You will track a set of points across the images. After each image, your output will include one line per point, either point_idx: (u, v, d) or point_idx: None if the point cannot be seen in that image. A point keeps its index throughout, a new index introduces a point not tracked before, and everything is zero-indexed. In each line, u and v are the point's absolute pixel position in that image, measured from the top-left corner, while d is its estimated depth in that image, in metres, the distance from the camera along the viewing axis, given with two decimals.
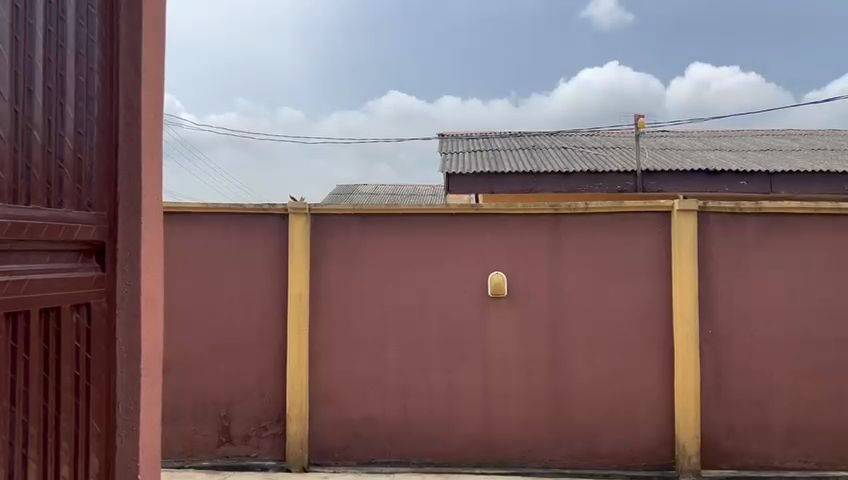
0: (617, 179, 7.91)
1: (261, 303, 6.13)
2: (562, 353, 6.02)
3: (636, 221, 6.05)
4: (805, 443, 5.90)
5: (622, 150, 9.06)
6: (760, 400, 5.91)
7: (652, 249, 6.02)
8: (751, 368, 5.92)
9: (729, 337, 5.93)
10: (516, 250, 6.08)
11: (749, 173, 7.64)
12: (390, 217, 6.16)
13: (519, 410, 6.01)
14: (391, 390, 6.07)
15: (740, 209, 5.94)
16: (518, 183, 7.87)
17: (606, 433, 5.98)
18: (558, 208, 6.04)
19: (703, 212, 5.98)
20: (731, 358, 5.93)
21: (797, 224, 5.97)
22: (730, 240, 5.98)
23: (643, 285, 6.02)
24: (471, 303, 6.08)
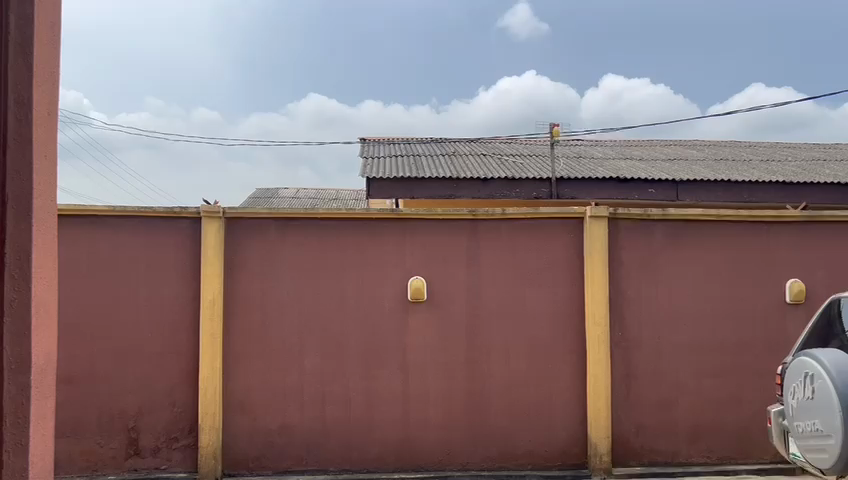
0: (533, 186, 8.09)
1: (172, 310, 5.92)
2: (479, 356, 6.10)
3: (551, 227, 6.21)
4: (707, 439, 6.19)
5: (539, 158, 9.27)
6: (666, 399, 6.17)
7: (566, 254, 6.19)
8: (658, 368, 6.17)
9: (638, 339, 6.17)
10: (434, 256, 6.12)
11: (657, 181, 7.98)
12: (307, 221, 6.07)
13: (437, 415, 6.04)
14: (308, 397, 5.99)
15: (647, 216, 6.19)
16: (438, 189, 7.93)
17: (522, 435, 6.09)
18: (476, 214, 6.12)
19: (613, 218, 6.20)
20: (639, 358, 6.16)
21: (700, 230, 6.27)
22: (639, 245, 6.22)
23: (557, 289, 6.18)
24: (390, 308, 6.07)
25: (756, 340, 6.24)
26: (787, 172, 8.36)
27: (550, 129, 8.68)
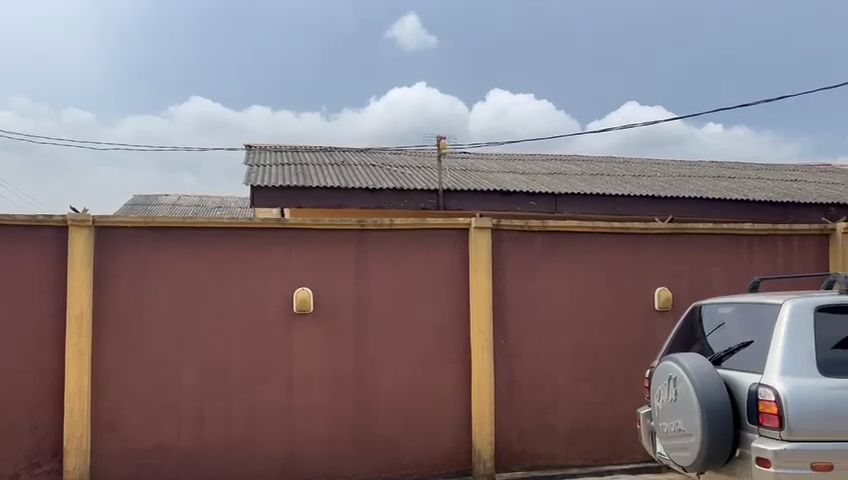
0: (421, 197, 8.18)
1: (34, 325, 5.51)
2: (365, 368, 6.07)
3: (437, 237, 6.30)
4: (584, 441, 6.47)
5: (427, 169, 9.38)
6: (546, 404, 6.39)
7: (452, 264, 6.30)
8: (539, 374, 6.40)
9: (519, 346, 6.37)
10: (321, 266, 6.05)
11: (538, 194, 8.29)
12: (186, 231, 5.84)
13: (322, 427, 5.96)
14: (186, 414, 5.74)
15: (529, 227, 6.41)
16: (325, 199, 7.85)
17: (408, 445, 6.11)
18: (364, 224, 6.11)
19: (497, 229, 6.37)
20: (521, 366, 6.36)
21: (577, 241, 6.57)
22: (521, 255, 6.43)
23: (443, 298, 6.27)
24: (274, 320, 5.94)
25: (627, 345, 6.60)
26: (656, 187, 8.91)
27: (437, 141, 8.83)
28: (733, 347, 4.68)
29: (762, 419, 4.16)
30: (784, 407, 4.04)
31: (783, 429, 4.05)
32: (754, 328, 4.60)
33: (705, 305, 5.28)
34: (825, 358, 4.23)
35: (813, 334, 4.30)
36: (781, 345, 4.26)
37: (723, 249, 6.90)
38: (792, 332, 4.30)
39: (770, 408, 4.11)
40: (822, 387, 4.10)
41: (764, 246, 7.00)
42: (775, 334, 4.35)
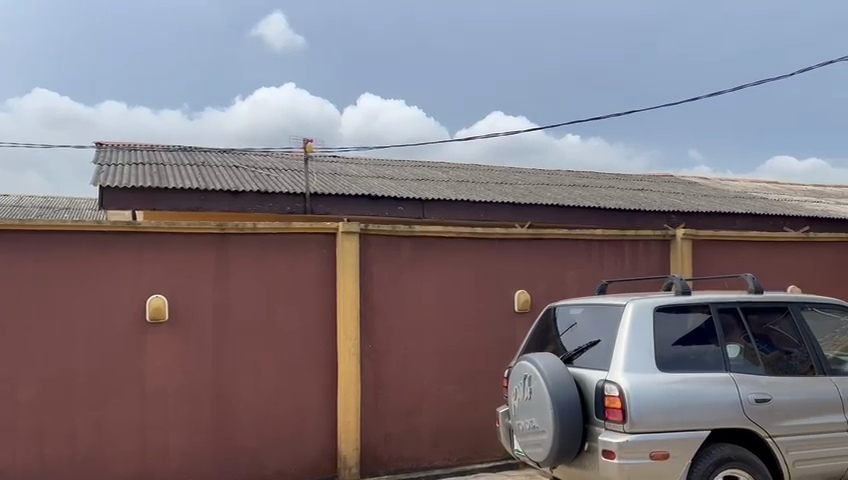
0: (286, 201, 8.01)
1: None
2: (225, 377, 5.85)
3: (302, 241, 6.19)
4: (448, 442, 6.59)
5: (293, 173, 9.21)
6: (411, 407, 6.46)
7: (317, 270, 6.22)
8: (405, 378, 6.45)
9: (385, 351, 6.38)
10: (178, 272, 5.77)
11: (405, 200, 8.37)
12: (25, 234, 5.37)
13: (178, 441, 5.68)
14: (23, 433, 5.27)
15: (395, 232, 6.45)
16: (183, 201, 7.51)
17: (271, 455, 5.95)
18: (224, 228, 5.89)
19: (364, 234, 6.35)
20: (387, 371, 6.38)
21: (442, 246, 6.69)
22: (387, 260, 6.45)
23: (308, 304, 6.17)
24: (125, 329, 5.58)
25: (489, 347, 6.81)
26: (518, 194, 9.27)
27: (304, 144, 8.69)
28: (582, 347, 4.94)
29: (608, 413, 4.43)
30: (627, 401, 4.34)
31: (625, 422, 4.34)
32: (601, 328, 4.88)
33: (559, 307, 5.53)
34: (662, 355, 4.58)
35: (652, 333, 4.64)
36: (625, 344, 4.57)
37: (577, 253, 7.30)
38: (633, 332, 4.61)
39: (615, 403, 4.38)
40: (658, 382, 4.44)
41: (613, 251, 7.48)
42: (619, 334, 4.65)
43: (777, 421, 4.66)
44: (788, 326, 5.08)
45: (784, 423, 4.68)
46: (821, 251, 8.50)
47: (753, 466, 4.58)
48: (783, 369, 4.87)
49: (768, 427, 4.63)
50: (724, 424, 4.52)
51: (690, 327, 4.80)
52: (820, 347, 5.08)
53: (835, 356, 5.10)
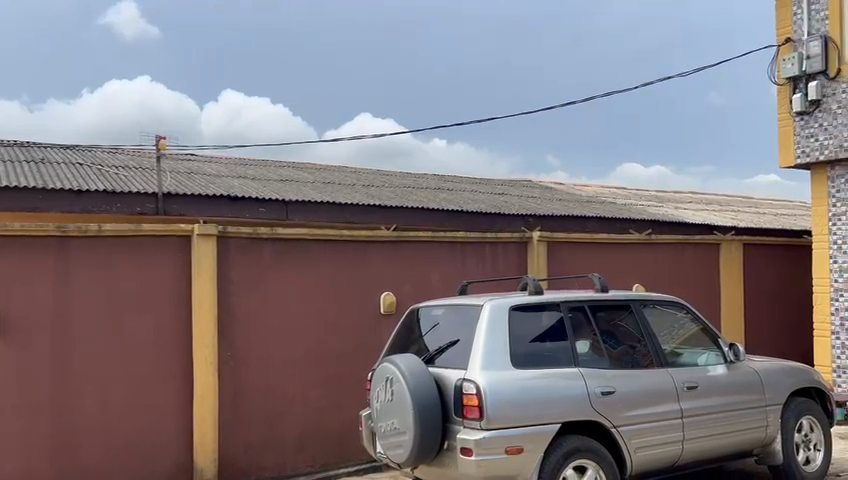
0: (137, 201, 7.56)
1: None
2: (68, 390, 5.43)
3: (154, 244, 5.85)
4: (312, 448, 6.49)
5: (145, 171, 8.71)
6: (274, 414, 6.29)
7: (172, 274, 5.91)
8: (266, 384, 6.28)
9: (246, 358, 6.18)
10: (12, 278, 5.28)
11: (267, 201, 8.17)
12: None
13: (12, 463, 5.19)
14: None
15: (257, 234, 6.25)
16: (17, 201, 6.89)
17: (120, 472, 5.59)
18: (65, 230, 5.45)
19: (222, 236, 6.10)
20: (248, 377, 6.18)
21: (305, 248, 6.56)
22: (247, 263, 6.24)
23: (162, 311, 5.84)
24: None
25: (354, 350, 6.78)
26: (383, 197, 9.30)
27: (157, 142, 8.24)
28: (443, 346, 5.02)
29: (466, 411, 4.54)
30: (484, 399, 4.47)
31: (482, 419, 4.47)
32: (460, 328, 4.99)
33: (422, 307, 5.56)
34: (517, 353, 4.76)
35: (508, 331, 4.80)
36: (482, 343, 4.71)
37: (440, 255, 7.43)
38: (491, 331, 4.76)
39: (473, 401, 4.50)
40: (514, 379, 4.62)
41: (475, 253, 7.69)
42: (477, 332, 4.78)
43: (621, 412, 4.98)
44: (633, 322, 5.43)
45: (628, 413, 5.00)
46: (661, 252, 9.20)
47: (600, 455, 4.86)
48: (627, 363, 5.20)
49: (613, 417, 4.94)
50: (573, 416, 4.77)
51: (543, 325, 5.02)
52: (660, 341, 5.46)
53: (673, 349, 5.51)
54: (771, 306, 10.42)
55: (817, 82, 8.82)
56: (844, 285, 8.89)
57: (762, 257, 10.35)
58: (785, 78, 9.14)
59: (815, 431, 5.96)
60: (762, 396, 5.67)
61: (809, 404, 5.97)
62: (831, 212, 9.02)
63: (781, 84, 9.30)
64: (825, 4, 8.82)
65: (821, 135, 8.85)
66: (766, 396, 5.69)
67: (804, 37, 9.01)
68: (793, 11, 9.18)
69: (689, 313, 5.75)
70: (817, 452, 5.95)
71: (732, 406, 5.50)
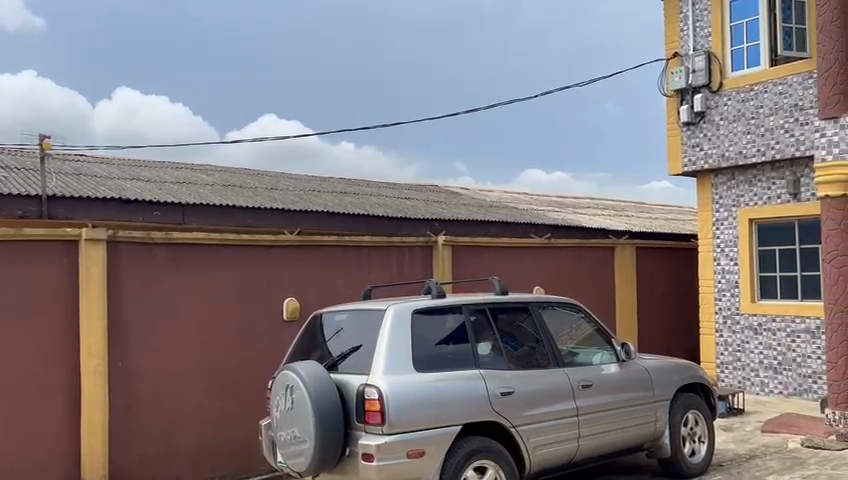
0: (19, 204, 7.10)
1: None
2: None
3: (37, 249, 5.50)
4: (210, 460, 6.27)
5: (28, 172, 8.19)
6: (169, 426, 6.04)
7: (57, 281, 5.57)
8: (161, 394, 6.02)
9: (139, 368, 5.91)
10: None
11: (162, 204, 7.88)
12: None
13: None
14: None
15: (150, 239, 6.00)
16: None
17: None
18: None
19: (112, 240, 5.82)
20: (141, 388, 5.91)
21: (204, 253, 6.35)
22: (141, 269, 5.98)
23: (46, 319, 5.50)
24: None
25: (254, 357, 6.62)
26: (287, 200, 9.14)
27: (41, 141, 7.77)
28: (345, 352, 4.97)
29: (367, 417, 4.52)
30: (385, 403, 4.47)
31: (383, 424, 4.47)
32: (363, 332, 4.96)
33: (325, 314, 5.44)
34: (419, 357, 4.78)
35: (409, 335, 4.82)
36: (384, 348, 4.70)
37: (345, 259, 7.37)
38: (393, 335, 4.76)
39: (374, 406, 4.49)
40: (415, 382, 4.64)
41: (380, 257, 7.68)
42: (379, 337, 4.77)
43: (520, 411, 5.10)
44: (531, 324, 5.56)
45: (526, 412, 5.13)
46: (560, 255, 9.51)
47: (499, 454, 4.95)
48: (525, 364, 5.33)
49: (512, 417, 5.05)
50: (473, 418, 4.84)
51: (445, 329, 5.06)
52: (557, 342, 5.64)
53: (570, 349, 5.70)
54: (662, 306, 10.98)
55: (701, 95, 9.39)
56: (726, 285, 9.49)
57: (654, 260, 10.89)
58: (673, 90, 9.68)
59: (700, 424, 6.32)
60: (651, 392, 5.95)
61: (694, 399, 6.32)
62: (715, 217, 9.60)
63: (669, 95, 9.84)
64: (708, 22, 9.43)
65: (705, 145, 9.42)
66: (655, 393, 5.98)
67: (690, 52, 9.57)
68: (680, 27, 9.74)
69: (585, 314, 5.96)
70: (702, 444, 6.31)
71: (623, 402, 5.74)
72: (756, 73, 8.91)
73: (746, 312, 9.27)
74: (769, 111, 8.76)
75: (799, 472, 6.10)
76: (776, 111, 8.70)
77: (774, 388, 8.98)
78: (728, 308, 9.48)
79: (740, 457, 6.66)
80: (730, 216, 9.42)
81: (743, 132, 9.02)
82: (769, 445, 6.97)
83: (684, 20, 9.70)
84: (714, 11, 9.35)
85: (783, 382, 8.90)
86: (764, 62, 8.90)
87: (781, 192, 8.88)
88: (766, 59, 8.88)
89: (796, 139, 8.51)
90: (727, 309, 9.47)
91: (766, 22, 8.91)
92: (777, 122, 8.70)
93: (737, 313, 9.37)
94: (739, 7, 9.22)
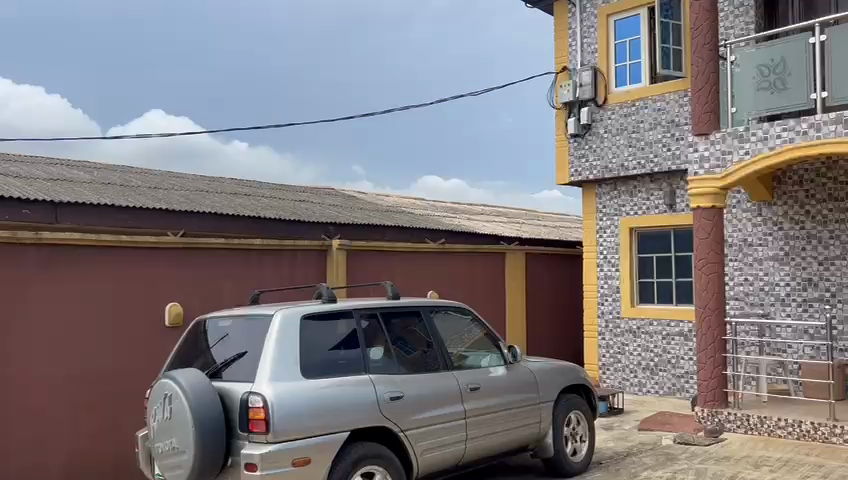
0: None
1: None
2: None
3: None
4: (84, 474, 5.89)
5: None
6: (36, 439, 5.61)
7: None
8: (28, 406, 5.58)
9: (3, 377, 5.46)
10: None
11: (33, 202, 7.35)
12: None
13: None
14: None
15: (17, 239, 5.56)
16: None
17: None
18: None
19: None
20: (5, 399, 5.46)
21: (78, 255, 5.96)
22: (7, 271, 5.54)
23: None
24: None
25: (134, 363, 6.29)
26: (172, 200, 8.77)
27: None
28: (229, 359, 4.81)
29: (251, 425, 4.39)
30: (270, 412, 4.35)
31: (268, 432, 4.34)
32: (248, 338, 4.82)
33: (208, 319, 5.24)
34: (306, 363, 4.69)
35: (297, 341, 4.72)
36: (271, 354, 4.58)
37: (233, 263, 7.15)
38: (280, 341, 4.65)
39: (259, 414, 4.36)
40: (302, 389, 4.55)
41: (271, 260, 7.51)
42: (266, 343, 4.64)
43: (408, 416, 5.10)
44: (421, 328, 5.59)
45: (415, 416, 5.14)
46: (453, 260, 9.65)
47: (387, 459, 4.93)
48: (415, 368, 5.35)
49: (400, 421, 5.04)
50: (361, 424, 4.79)
51: (335, 334, 4.99)
52: (448, 345, 5.69)
53: (460, 352, 5.77)
54: (550, 310, 11.38)
55: (588, 108, 9.81)
56: (608, 290, 9.96)
57: (542, 265, 11.27)
58: (562, 102, 10.07)
59: (581, 424, 6.57)
60: (536, 393, 6.13)
61: (576, 400, 6.55)
62: (598, 225, 10.05)
63: (558, 108, 10.23)
64: (595, 39, 9.86)
65: (590, 157, 9.85)
66: (540, 394, 6.16)
67: (578, 67, 9.98)
68: (569, 43, 10.15)
69: (475, 318, 6.06)
70: (583, 443, 6.55)
71: (510, 404, 5.88)
72: (637, 89, 9.43)
73: (627, 316, 9.73)
74: (649, 126, 9.28)
75: (670, 467, 6.46)
76: (655, 126, 9.23)
77: (651, 388, 9.49)
78: (610, 312, 9.94)
79: (618, 454, 6.99)
80: (612, 224, 9.88)
81: (625, 145, 9.50)
82: (645, 442, 7.35)
83: (573, 36, 10.12)
84: (600, 29, 9.80)
85: (659, 382, 9.42)
86: (645, 79, 9.42)
87: (659, 203, 9.41)
88: (646, 77, 9.40)
89: (673, 154, 9.06)
90: (609, 313, 9.93)
91: (647, 42, 9.42)
92: (655, 137, 9.22)
93: (618, 317, 9.84)
94: (623, 27, 9.71)
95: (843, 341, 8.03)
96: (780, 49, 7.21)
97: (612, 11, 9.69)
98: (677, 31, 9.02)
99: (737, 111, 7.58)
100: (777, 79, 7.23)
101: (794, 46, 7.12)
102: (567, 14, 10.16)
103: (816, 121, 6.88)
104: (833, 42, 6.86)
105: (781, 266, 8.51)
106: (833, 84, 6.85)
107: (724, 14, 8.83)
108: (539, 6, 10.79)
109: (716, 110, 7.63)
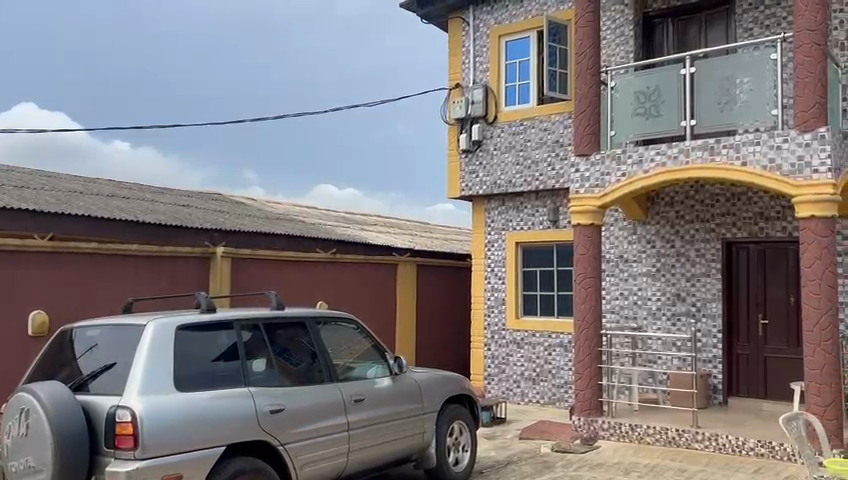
0: None
1: None
2: None
3: None
4: None
5: None
6: None
7: None
8: None
9: None
10: None
11: None
12: None
13: None
14: None
15: None
16: None
17: None
18: None
19: None
20: None
21: None
22: None
23: None
24: None
25: None
26: (42, 201, 8.21)
27: None
28: (96, 371, 4.54)
29: (118, 441, 4.16)
30: (138, 426, 4.14)
31: (136, 448, 4.13)
32: (118, 349, 4.57)
33: (75, 328, 4.92)
34: (181, 375, 4.50)
35: (172, 351, 4.53)
36: (142, 366, 4.36)
37: (106, 268, 6.77)
38: (153, 352, 4.44)
39: (127, 429, 4.14)
40: (175, 402, 4.36)
41: (149, 267, 7.17)
42: (136, 355, 4.42)
43: (289, 429, 5.00)
44: (305, 339, 5.50)
45: (296, 429, 5.05)
46: (343, 270, 9.59)
47: (266, 474, 4.79)
48: (297, 380, 5.25)
49: (280, 435, 4.93)
50: (239, 437, 4.65)
51: (213, 345, 4.82)
52: (332, 357, 5.63)
53: (345, 364, 5.72)
54: (438, 322, 11.53)
55: (478, 125, 10.09)
56: (495, 301, 10.22)
57: (431, 277, 11.41)
58: (454, 118, 10.29)
59: (464, 434, 6.67)
60: (420, 404, 6.17)
61: (460, 410, 6.66)
62: (487, 239, 10.30)
63: (451, 123, 10.44)
64: (486, 58, 10.15)
65: (480, 172, 10.12)
66: (424, 405, 6.21)
67: (470, 84, 10.23)
68: (462, 60, 10.40)
69: (361, 329, 6.03)
70: (465, 453, 6.65)
71: (393, 415, 5.88)
72: (525, 109, 9.78)
73: (512, 328, 10.01)
74: (535, 145, 9.64)
75: (547, 474, 6.68)
76: (541, 145, 9.59)
77: (532, 398, 9.79)
78: (496, 324, 10.19)
79: (499, 463, 7.15)
80: (500, 238, 10.16)
81: (513, 162, 9.81)
82: (525, 451, 7.57)
83: (466, 53, 10.37)
84: (492, 48, 10.10)
85: (540, 392, 9.74)
86: (533, 99, 9.79)
87: (543, 219, 9.76)
88: (534, 97, 9.77)
89: (557, 173, 9.44)
90: (495, 324, 10.18)
91: (536, 64, 9.81)
92: (541, 155, 9.58)
93: (504, 328, 10.10)
94: (513, 48, 10.04)
95: (706, 352, 8.64)
96: (655, 78, 7.70)
97: (504, 32, 10.00)
98: (563, 55, 9.42)
99: (616, 134, 8.01)
100: (652, 106, 7.71)
101: (667, 76, 7.62)
102: (461, 32, 10.43)
103: (685, 147, 7.37)
104: (702, 75, 7.38)
105: (654, 282, 9.04)
106: (701, 113, 7.38)
107: (607, 42, 9.33)
108: (434, 22, 10.99)
109: (597, 132, 8.03)
